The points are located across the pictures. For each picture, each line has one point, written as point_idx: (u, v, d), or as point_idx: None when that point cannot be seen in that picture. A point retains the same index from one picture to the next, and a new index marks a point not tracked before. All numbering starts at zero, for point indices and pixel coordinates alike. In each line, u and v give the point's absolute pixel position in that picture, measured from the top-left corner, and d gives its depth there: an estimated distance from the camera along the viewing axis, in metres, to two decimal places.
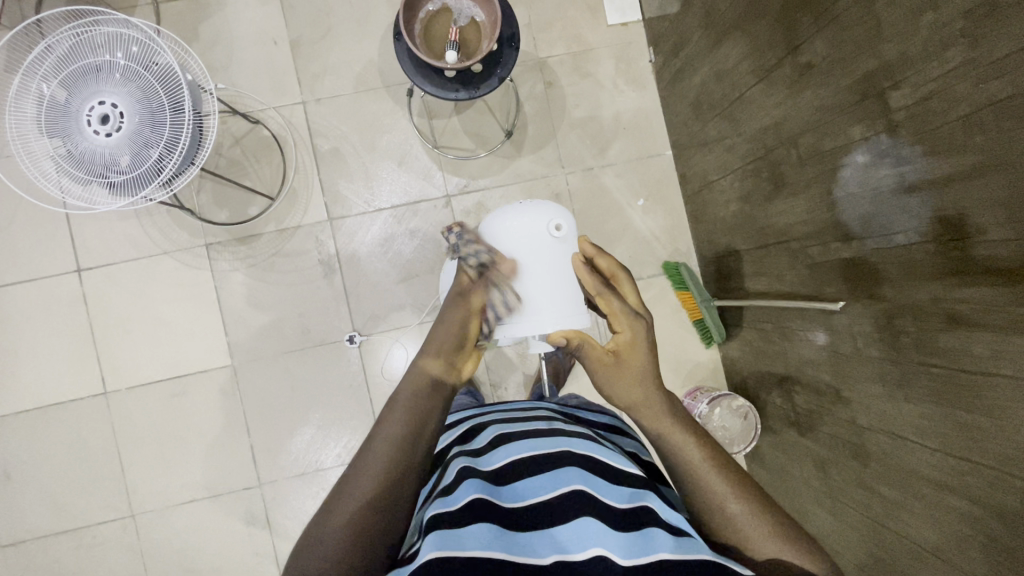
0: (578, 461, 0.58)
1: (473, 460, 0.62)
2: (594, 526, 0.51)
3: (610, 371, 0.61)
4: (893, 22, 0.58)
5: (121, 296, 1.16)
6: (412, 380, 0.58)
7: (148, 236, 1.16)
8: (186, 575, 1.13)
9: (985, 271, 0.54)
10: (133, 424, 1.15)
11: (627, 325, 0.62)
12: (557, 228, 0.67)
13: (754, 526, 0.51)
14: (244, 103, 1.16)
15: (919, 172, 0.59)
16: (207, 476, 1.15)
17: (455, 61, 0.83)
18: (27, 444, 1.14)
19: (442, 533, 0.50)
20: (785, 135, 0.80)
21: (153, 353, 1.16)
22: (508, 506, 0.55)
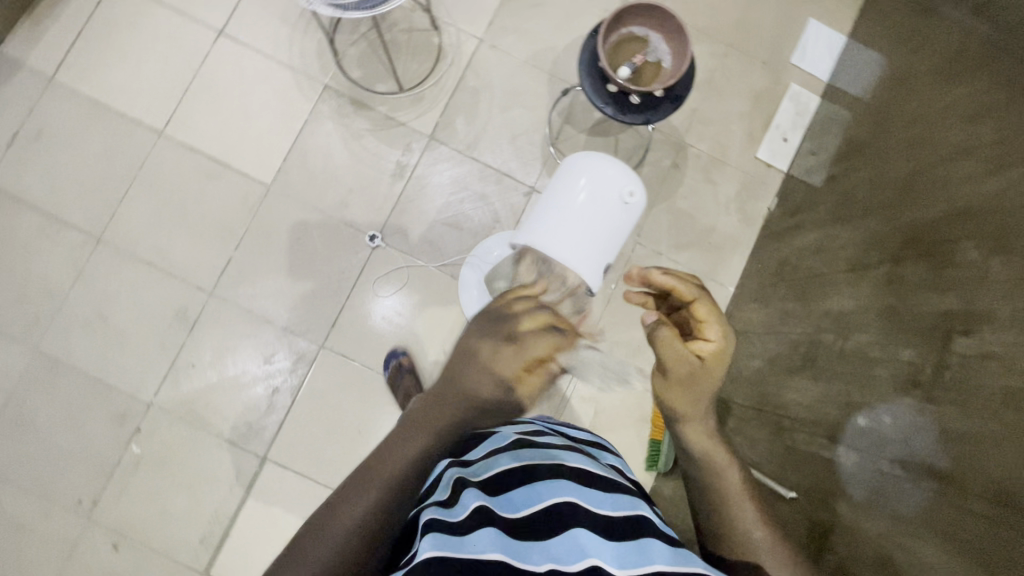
0: (566, 475, 0.60)
1: (470, 470, 0.64)
2: (589, 537, 0.52)
3: (696, 376, 0.62)
4: (994, 281, 0.59)
5: (233, 74, 1.23)
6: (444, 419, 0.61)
7: (288, 47, 1.24)
8: (98, 317, 1.15)
9: (938, 533, 0.53)
10: (159, 172, 1.20)
11: (716, 335, 0.62)
12: (630, 195, 0.76)
13: (773, 559, 0.57)
14: (436, 8, 1.25)
15: (933, 442, 0.57)
16: (176, 255, 1.18)
17: (622, 77, 0.89)
18: (71, 124, 1.19)
19: (447, 537, 0.52)
20: (840, 329, 0.80)
21: (219, 132, 1.21)
22: (504, 515, 0.56)
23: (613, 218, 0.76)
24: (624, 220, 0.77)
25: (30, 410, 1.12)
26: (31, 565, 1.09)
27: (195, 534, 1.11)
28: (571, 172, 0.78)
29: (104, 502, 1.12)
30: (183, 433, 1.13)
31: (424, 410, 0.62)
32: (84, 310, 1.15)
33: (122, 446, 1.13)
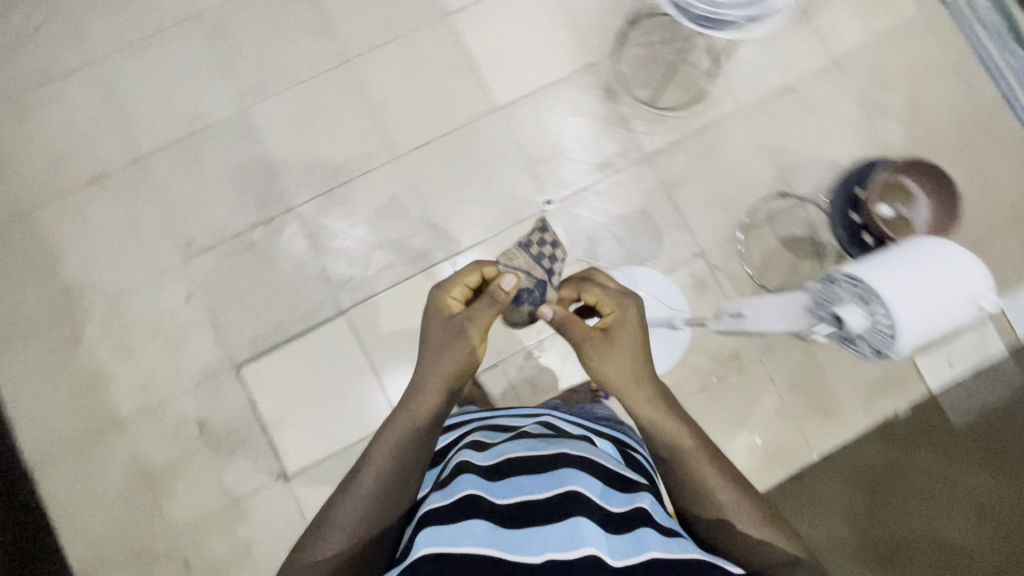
0: (562, 465, 0.64)
1: (472, 458, 0.69)
2: (589, 526, 0.56)
3: (603, 343, 0.74)
4: None
5: (528, 2, 1.29)
6: (400, 429, 0.72)
7: (584, 9, 1.29)
8: (302, 120, 1.25)
9: None
10: (419, 40, 1.27)
11: (611, 306, 0.76)
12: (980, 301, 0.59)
13: (740, 515, 0.65)
14: (724, 57, 1.28)
15: None
16: (390, 113, 1.26)
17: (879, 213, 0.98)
18: None
19: (443, 528, 0.56)
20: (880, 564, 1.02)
21: (485, 40, 1.28)
22: (501, 501, 0.60)
23: (951, 308, 0.58)
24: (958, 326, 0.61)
25: (202, 154, 1.23)
26: (121, 269, 1.19)
27: (251, 334, 1.18)
28: (917, 252, 0.62)
29: (203, 260, 1.20)
30: (296, 251, 1.21)
31: (392, 430, 0.72)
32: (293, 110, 1.25)
33: (248, 227, 1.21)
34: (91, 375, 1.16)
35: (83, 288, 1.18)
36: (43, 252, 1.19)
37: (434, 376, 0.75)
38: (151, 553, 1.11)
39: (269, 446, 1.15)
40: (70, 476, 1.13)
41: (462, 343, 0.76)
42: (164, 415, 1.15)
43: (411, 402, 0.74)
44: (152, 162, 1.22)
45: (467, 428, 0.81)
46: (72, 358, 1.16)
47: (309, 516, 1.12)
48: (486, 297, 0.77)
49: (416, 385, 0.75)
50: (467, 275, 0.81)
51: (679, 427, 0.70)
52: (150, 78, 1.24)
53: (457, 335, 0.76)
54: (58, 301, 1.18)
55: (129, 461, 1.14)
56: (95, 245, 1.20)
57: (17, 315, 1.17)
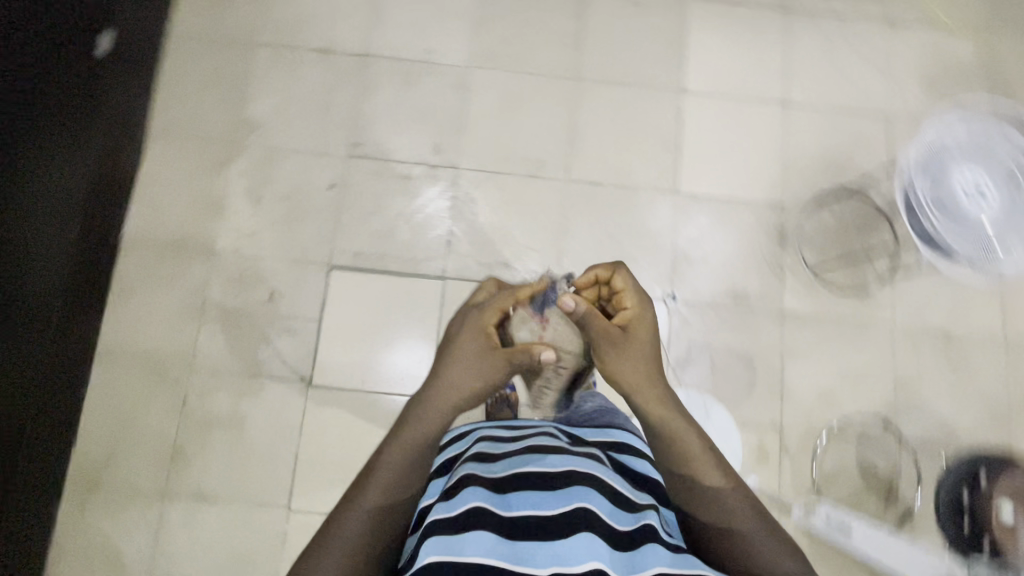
0: (566, 482, 0.62)
1: (478, 467, 0.66)
2: (595, 543, 0.56)
3: (620, 340, 0.72)
4: None
5: (753, 124, 1.31)
6: (401, 449, 0.64)
7: (799, 160, 1.30)
8: (508, 103, 1.28)
9: None
10: (644, 98, 1.31)
11: (630, 304, 0.74)
12: None
13: (745, 515, 0.64)
14: (898, 275, 1.25)
15: None
16: (582, 141, 1.28)
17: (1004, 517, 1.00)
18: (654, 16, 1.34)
19: (449, 539, 0.57)
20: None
21: (698, 133, 1.30)
22: (505, 513, 0.60)
23: None
24: None
25: (412, 80, 1.28)
26: (291, 132, 1.25)
27: (357, 249, 1.21)
28: None
29: (359, 164, 1.24)
30: (436, 204, 1.23)
31: (398, 443, 0.64)
32: (505, 90, 1.29)
33: (409, 159, 1.25)
34: (213, 203, 1.22)
35: (253, 129, 1.25)
36: (242, 82, 1.27)
37: (442, 395, 0.67)
38: (163, 376, 1.15)
39: (311, 351, 1.17)
40: (144, 270, 1.19)
41: (495, 359, 0.69)
42: (247, 271, 1.19)
43: (420, 416, 0.66)
44: (368, 63, 1.28)
45: (474, 433, 0.77)
46: (209, 180, 1.23)
47: (305, 432, 1.13)
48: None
49: (429, 401, 0.67)
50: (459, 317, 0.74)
51: (681, 423, 0.68)
52: None
53: (493, 353, 0.69)
54: (228, 127, 1.25)
55: (196, 291, 1.18)
56: (285, 101, 1.26)
57: (190, 119, 1.25)
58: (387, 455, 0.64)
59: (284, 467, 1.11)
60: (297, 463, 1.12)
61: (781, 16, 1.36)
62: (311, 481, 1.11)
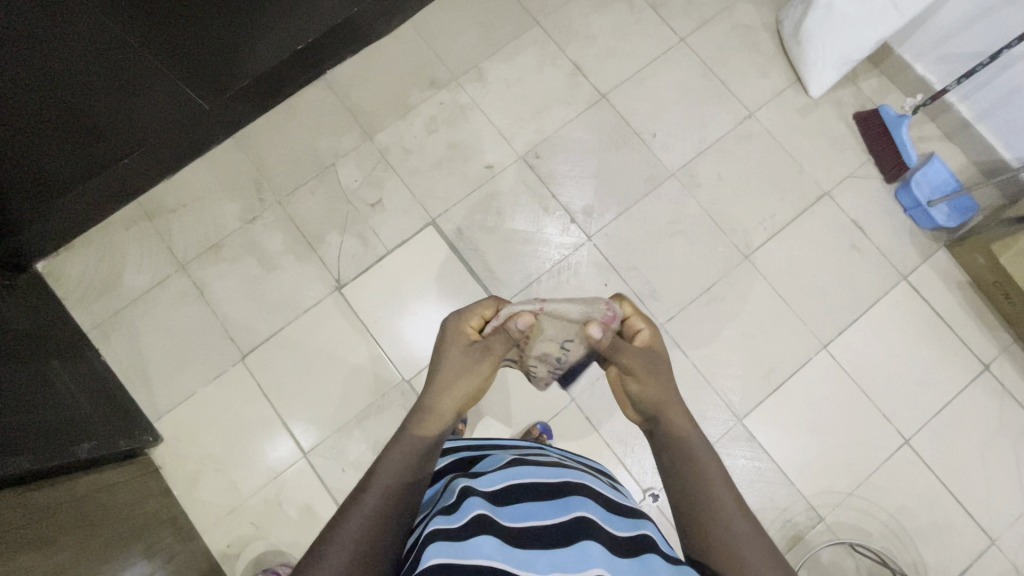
0: (553, 495, 0.60)
1: (471, 482, 0.62)
2: (595, 550, 0.52)
3: (643, 360, 0.71)
4: None
5: (865, 431, 1.15)
6: (410, 443, 0.65)
7: (872, 498, 1.13)
8: (673, 227, 1.24)
9: None
10: (788, 321, 1.20)
11: (642, 321, 0.75)
12: None
13: (750, 546, 0.57)
14: None
15: None
16: (703, 307, 1.20)
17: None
18: (862, 266, 1.22)
19: (456, 542, 0.51)
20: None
21: (807, 391, 1.17)
22: (506, 521, 0.55)
23: None
24: None
25: (617, 144, 1.28)
26: (497, 103, 1.30)
27: (460, 227, 1.24)
28: None
29: (521, 170, 1.26)
30: (546, 249, 1.22)
31: (407, 440, 0.65)
32: (680, 214, 1.24)
33: (557, 199, 1.25)
34: (399, 103, 1.29)
35: (473, 79, 1.31)
36: (498, 40, 1.33)
37: (449, 397, 0.70)
38: (254, 190, 1.25)
39: (361, 269, 1.22)
40: (316, 102, 1.29)
41: (487, 364, 0.73)
42: (375, 171, 1.26)
43: (425, 420, 0.68)
44: (600, 104, 1.30)
45: (460, 454, 0.75)
46: (411, 86, 1.30)
47: (301, 319, 1.19)
48: (504, 332, 0.75)
49: (432, 402, 0.69)
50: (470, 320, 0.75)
51: (694, 450, 0.65)
52: (678, 85, 1.31)
53: (481, 359, 0.72)
54: (459, 62, 1.32)
55: (330, 153, 1.27)
56: (514, 78, 1.31)
57: (440, 34, 1.33)
58: (400, 445, 0.65)
59: (266, 328, 1.19)
60: (277, 330, 1.19)
61: (975, 364, 1.18)
62: (275, 356, 1.18)
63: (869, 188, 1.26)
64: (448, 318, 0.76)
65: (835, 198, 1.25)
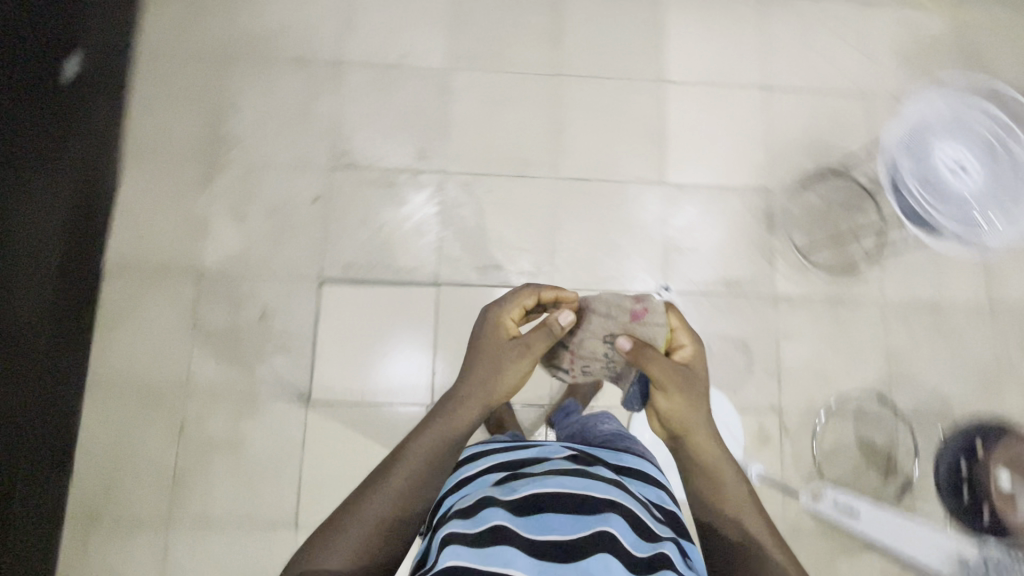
0: (587, 506, 0.61)
1: (496, 489, 0.64)
2: (611, 568, 0.55)
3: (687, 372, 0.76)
4: None
5: (736, 109, 1.32)
6: (427, 447, 0.72)
7: (780, 146, 1.30)
8: (491, 105, 1.28)
9: None
10: (626, 91, 1.30)
11: (686, 338, 0.80)
12: None
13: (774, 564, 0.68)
14: (885, 252, 1.26)
15: None
16: (568, 139, 1.28)
17: (1001, 476, 1.04)
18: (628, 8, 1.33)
19: (471, 551, 0.56)
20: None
21: (682, 123, 1.30)
22: (524, 530, 0.58)
23: None
24: None
25: (392, 89, 1.28)
26: (273, 148, 1.24)
27: (350, 261, 1.20)
28: None
29: (346, 175, 1.23)
30: (426, 211, 1.23)
31: (434, 444, 0.72)
32: (486, 93, 1.29)
33: (394, 169, 1.24)
34: (197, 224, 1.20)
35: (241, 146, 1.24)
36: (220, 104, 1.26)
37: (469, 407, 0.75)
38: (159, 406, 1.12)
39: (310, 369, 1.14)
40: (127, 293, 1.16)
41: (526, 362, 0.78)
42: (239, 290, 1.17)
43: (455, 412, 0.75)
44: (348, 74, 1.29)
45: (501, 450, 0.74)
46: (191, 202, 1.20)
47: (310, 450, 1.12)
48: (546, 327, 0.79)
49: (458, 403, 0.76)
50: (513, 312, 0.81)
51: (728, 488, 0.73)
52: (386, 7, 1.32)
53: (518, 356, 0.78)
54: (218, 144, 1.24)
55: (189, 315, 1.16)
56: (265, 119, 1.26)
57: (167, 143, 1.23)
58: (418, 445, 0.72)
59: (290, 486, 1.11)
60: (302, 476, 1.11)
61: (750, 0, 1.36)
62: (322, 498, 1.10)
63: None
64: (492, 309, 0.82)
65: None
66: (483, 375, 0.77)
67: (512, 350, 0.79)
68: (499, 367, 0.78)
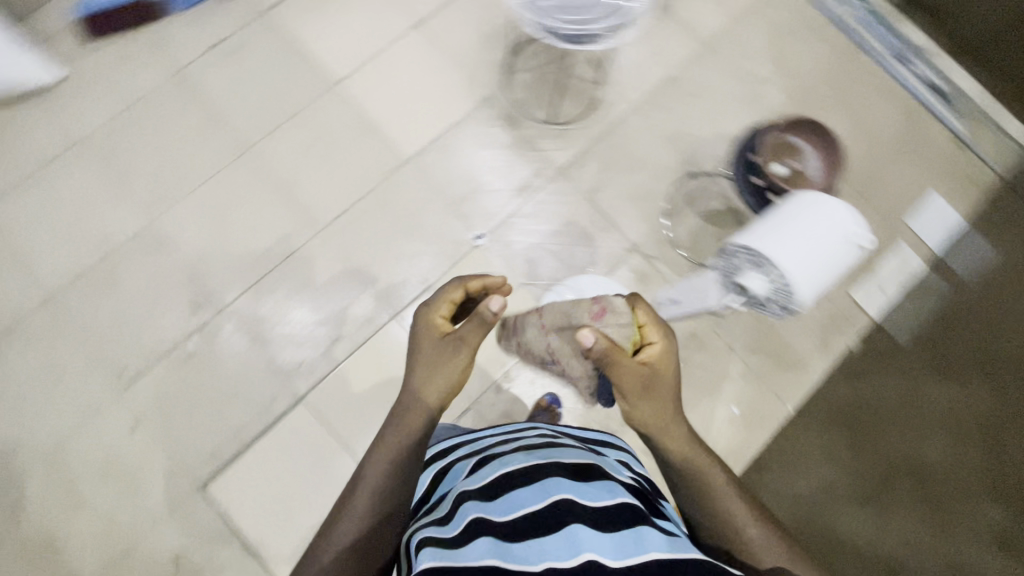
0: (555, 474, 0.63)
1: (467, 484, 0.67)
2: (584, 531, 0.54)
3: (655, 375, 0.74)
4: None
5: (410, 54, 1.33)
6: (384, 457, 0.73)
7: (467, 55, 1.34)
8: (215, 217, 1.22)
9: None
10: (314, 112, 1.28)
11: (656, 333, 0.77)
12: (856, 237, 0.92)
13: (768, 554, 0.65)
14: (606, 69, 1.35)
15: None
16: (303, 189, 1.25)
17: (772, 172, 1.00)
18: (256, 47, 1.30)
19: (444, 550, 0.56)
20: (847, 499, 1.10)
21: (379, 99, 1.30)
22: (495, 517, 0.58)
23: (846, 254, 0.93)
24: (846, 257, 0.93)
25: (117, 277, 1.18)
26: (54, 417, 1.11)
27: (211, 443, 1.11)
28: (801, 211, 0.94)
29: (144, 380, 1.13)
30: (239, 347, 1.16)
31: (393, 447, 0.74)
32: (203, 211, 1.22)
33: (180, 338, 1.16)
34: (44, 540, 1.06)
35: (25, 435, 1.10)
36: None
37: (419, 417, 0.75)
38: None
39: (257, 556, 1.07)
40: None
41: (459, 360, 0.77)
42: (136, 556, 1.06)
43: (404, 423, 0.75)
44: (65, 299, 1.16)
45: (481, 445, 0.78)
46: (22, 528, 1.06)
47: None
48: (475, 316, 0.76)
49: (405, 412, 0.76)
50: (445, 303, 0.81)
51: (708, 461, 0.72)
52: (48, 216, 1.20)
53: (456, 351, 0.77)
54: (1, 445, 1.10)
55: None
56: (22, 400, 1.12)
57: None
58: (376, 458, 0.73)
59: None
60: None
61: None
62: None
63: (175, 35, 1.29)
64: (423, 306, 0.82)
65: (185, 65, 1.27)
66: (430, 379, 0.77)
67: (450, 347, 0.77)
68: (441, 368, 0.77)
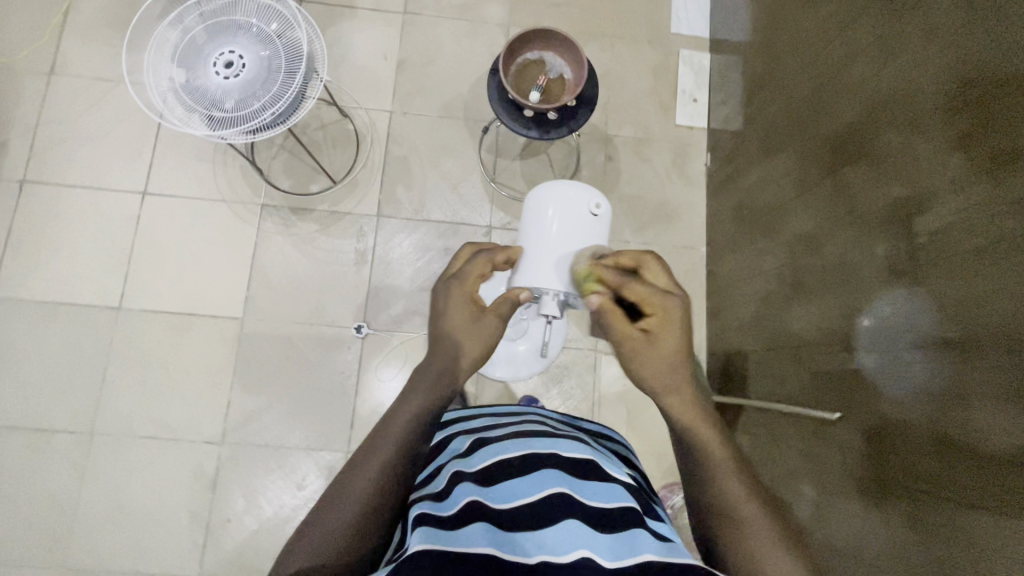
0: (558, 465, 0.60)
1: (463, 466, 0.63)
2: (582, 529, 0.52)
3: (656, 319, 0.58)
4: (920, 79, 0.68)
5: (167, 225, 1.21)
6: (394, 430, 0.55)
7: (217, 184, 1.23)
8: (123, 508, 1.10)
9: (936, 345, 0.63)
10: (129, 346, 1.16)
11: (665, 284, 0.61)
12: (596, 208, 0.76)
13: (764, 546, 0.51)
14: (342, 99, 1.28)
15: (930, 317, 0.65)
16: (178, 417, 1.14)
17: (533, 101, 0.95)
18: (24, 335, 1.15)
19: (436, 533, 0.52)
20: (812, 248, 0.89)
21: (176, 286, 1.19)
22: (497, 506, 0.56)
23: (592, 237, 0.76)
24: (600, 233, 0.77)
25: None
26: None
27: None
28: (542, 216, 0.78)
29: None
30: None
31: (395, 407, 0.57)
32: (106, 513, 1.10)
33: None
34: None
35: None
36: None
37: (424, 390, 0.57)
38: None
39: None
40: None
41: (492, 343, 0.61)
42: None
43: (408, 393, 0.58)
44: None
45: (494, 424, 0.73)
46: None
47: None
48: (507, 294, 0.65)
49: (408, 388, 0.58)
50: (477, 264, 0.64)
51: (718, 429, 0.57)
52: None
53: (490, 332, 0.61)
54: None
55: None
56: None
57: None
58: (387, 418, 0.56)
59: None
60: None
61: (36, 193, 1.20)
62: None
63: None
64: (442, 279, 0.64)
65: None
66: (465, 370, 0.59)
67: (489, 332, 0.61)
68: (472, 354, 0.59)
